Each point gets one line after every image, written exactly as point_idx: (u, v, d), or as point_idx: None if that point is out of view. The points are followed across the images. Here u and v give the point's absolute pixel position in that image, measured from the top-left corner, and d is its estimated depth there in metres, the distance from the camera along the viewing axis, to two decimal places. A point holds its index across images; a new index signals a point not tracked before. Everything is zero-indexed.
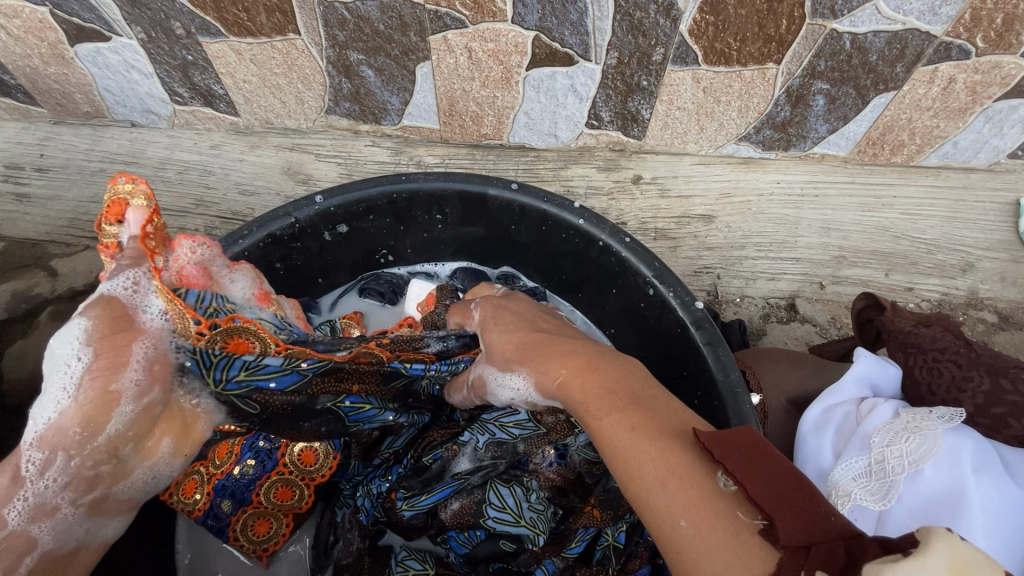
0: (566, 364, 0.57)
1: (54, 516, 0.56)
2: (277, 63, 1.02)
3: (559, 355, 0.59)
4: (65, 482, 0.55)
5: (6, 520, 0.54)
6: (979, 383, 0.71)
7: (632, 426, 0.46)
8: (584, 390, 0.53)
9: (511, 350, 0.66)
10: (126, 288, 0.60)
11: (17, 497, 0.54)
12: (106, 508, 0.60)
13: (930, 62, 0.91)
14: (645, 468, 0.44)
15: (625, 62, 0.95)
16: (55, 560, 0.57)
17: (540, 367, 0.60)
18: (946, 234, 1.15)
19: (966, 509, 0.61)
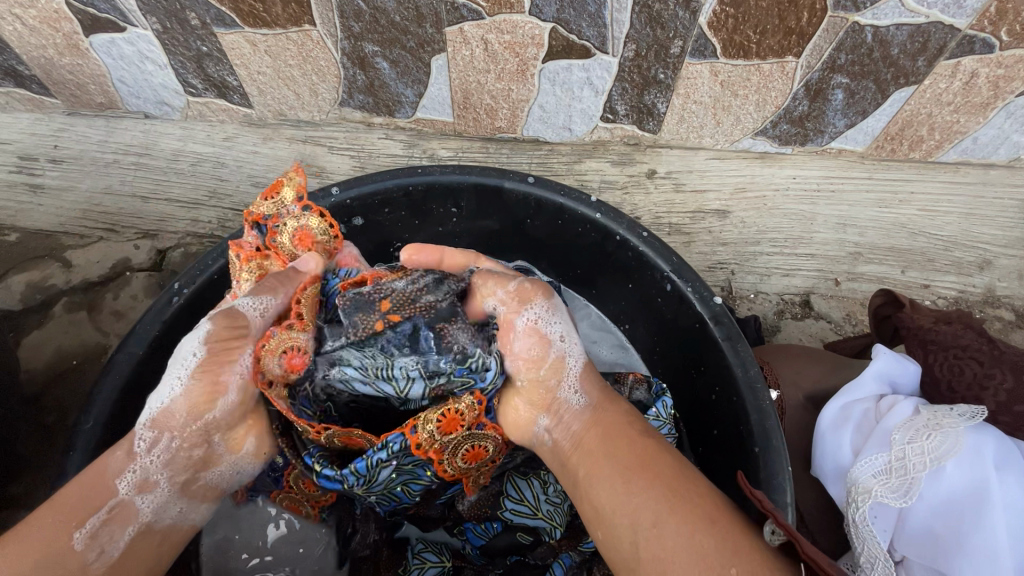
0: (608, 396, 0.68)
1: (155, 489, 0.64)
2: (292, 55, 1.02)
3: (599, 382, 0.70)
4: (167, 460, 0.64)
5: (116, 489, 0.62)
6: (1002, 380, 0.71)
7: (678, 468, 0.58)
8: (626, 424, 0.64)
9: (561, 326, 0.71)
10: (256, 310, 0.68)
11: (128, 469, 0.62)
12: (198, 496, 0.68)
13: (952, 56, 0.90)
14: (679, 506, 0.54)
15: (642, 55, 0.94)
16: (148, 537, 0.64)
17: (586, 379, 0.69)
18: (963, 231, 1.14)
19: (989, 507, 0.62)
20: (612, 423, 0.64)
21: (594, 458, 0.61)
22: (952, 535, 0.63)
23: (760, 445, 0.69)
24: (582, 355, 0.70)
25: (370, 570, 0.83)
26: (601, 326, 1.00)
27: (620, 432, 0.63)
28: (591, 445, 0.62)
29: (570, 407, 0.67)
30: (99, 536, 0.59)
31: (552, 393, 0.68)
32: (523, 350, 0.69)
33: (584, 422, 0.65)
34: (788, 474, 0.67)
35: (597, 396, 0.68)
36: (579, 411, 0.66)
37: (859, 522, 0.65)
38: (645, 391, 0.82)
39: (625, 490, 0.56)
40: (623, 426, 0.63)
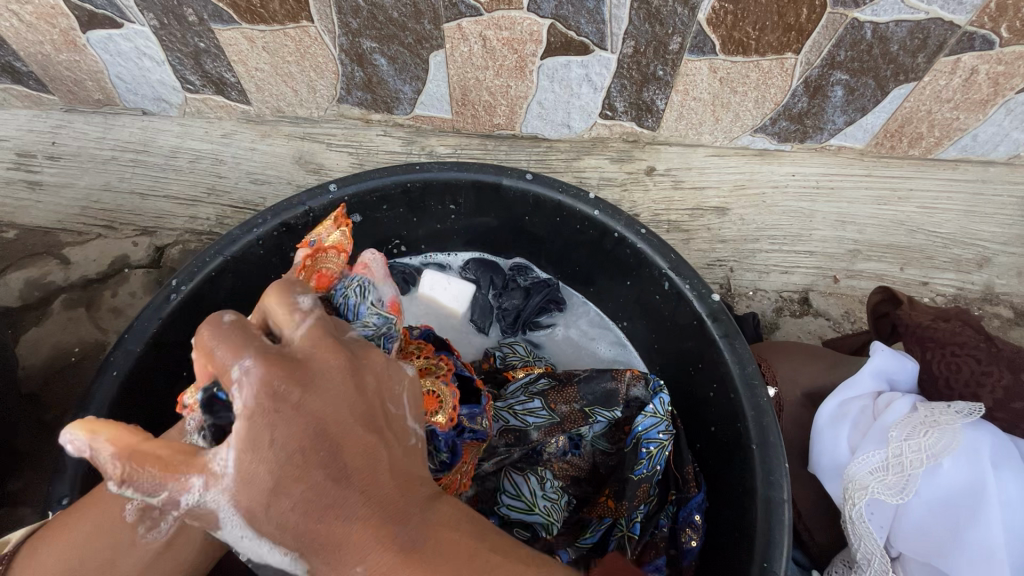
0: (330, 505, 0.40)
1: None
2: (290, 51, 1.01)
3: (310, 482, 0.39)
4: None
5: None
6: (999, 377, 0.71)
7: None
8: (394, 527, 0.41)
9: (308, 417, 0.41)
10: None
11: None
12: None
13: (952, 53, 0.89)
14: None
15: (641, 51, 0.94)
16: (196, 532, 0.57)
17: (352, 493, 0.40)
18: (962, 228, 1.14)
19: (987, 505, 0.62)
20: (433, 552, 0.40)
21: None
22: (950, 533, 0.63)
23: (758, 443, 0.69)
24: (327, 450, 0.40)
25: None
26: (600, 324, 1.01)
27: (436, 574, 0.39)
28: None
29: (342, 543, 0.40)
30: (151, 513, 0.55)
31: (324, 521, 0.40)
32: (261, 457, 0.40)
33: (385, 561, 0.39)
34: (785, 471, 0.67)
35: (351, 530, 0.40)
36: (374, 543, 0.40)
37: (855, 518, 0.66)
38: (643, 388, 0.82)
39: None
40: (437, 562, 0.40)
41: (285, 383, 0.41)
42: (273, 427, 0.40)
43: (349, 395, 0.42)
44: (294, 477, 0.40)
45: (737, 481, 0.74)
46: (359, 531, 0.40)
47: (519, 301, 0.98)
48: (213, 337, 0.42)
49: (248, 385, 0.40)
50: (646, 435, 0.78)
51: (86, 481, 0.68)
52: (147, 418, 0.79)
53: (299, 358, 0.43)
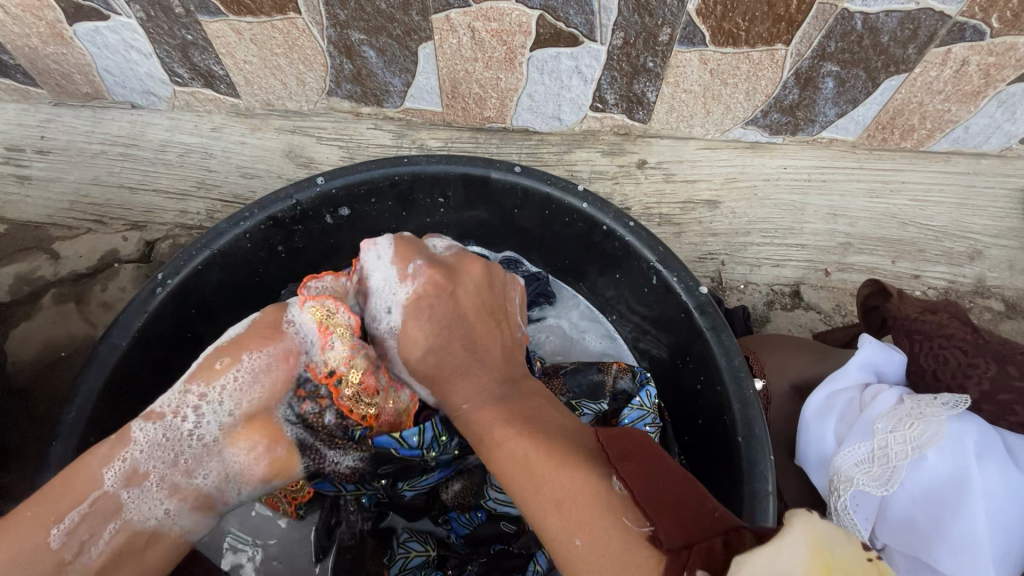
0: (449, 363, 0.67)
1: (143, 483, 0.59)
2: (278, 43, 1.01)
3: (451, 337, 0.68)
4: (164, 451, 0.61)
5: (101, 481, 0.57)
6: (985, 369, 0.71)
7: (526, 449, 0.54)
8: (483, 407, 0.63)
9: (440, 310, 0.69)
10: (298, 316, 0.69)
11: (117, 459, 0.59)
12: (190, 500, 0.62)
13: (943, 43, 0.89)
14: (573, 475, 0.49)
15: (631, 42, 0.93)
16: (133, 540, 0.59)
17: (467, 358, 0.67)
18: (955, 221, 1.13)
19: (970, 497, 0.62)
20: (523, 402, 0.63)
21: (491, 434, 0.59)
22: (932, 525, 0.63)
23: (743, 435, 0.69)
24: (461, 324, 0.69)
25: (352, 561, 0.82)
26: (590, 317, 1.01)
27: (522, 413, 0.60)
28: (490, 424, 0.60)
29: (462, 385, 0.66)
30: (77, 534, 0.55)
31: (456, 368, 0.67)
32: (422, 326, 0.68)
33: (486, 401, 0.63)
34: (770, 463, 0.67)
35: (461, 391, 0.66)
36: (479, 385, 0.66)
37: (840, 509, 0.66)
38: (630, 380, 0.83)
39: (509, 450, 0.56)
40: (521, 406, 0.61)
41: (451, 287, 0.70)
42: (427, 313, 0.68)
43: (479, 291, 0.71)
44: (439, 342, 0.68)
45: (723, 474, 0.74)
46: (473, 375, 0.66)
47: None
48: (401, 245, 0.73)
49: (415, 288, 0.69)
50: (633, 428, 0.77)
51: None
52: (134, 412, 0.80)
53: (453, 272, 0.72)
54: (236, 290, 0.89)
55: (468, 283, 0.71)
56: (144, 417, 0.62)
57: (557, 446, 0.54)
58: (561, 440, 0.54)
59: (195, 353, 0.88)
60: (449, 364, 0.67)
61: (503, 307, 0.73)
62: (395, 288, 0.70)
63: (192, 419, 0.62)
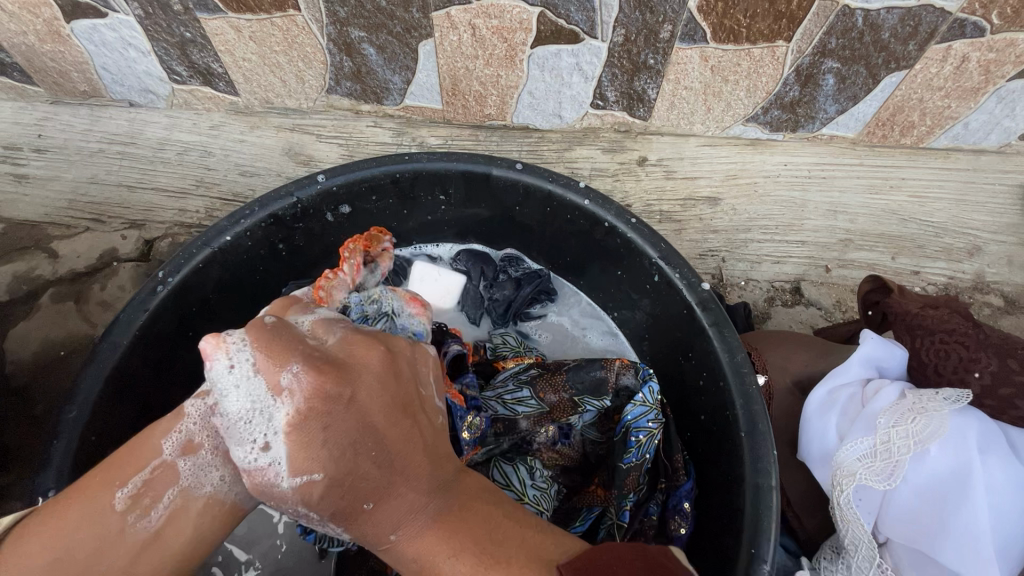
0: (351, 489, 0.51)
1: (197, 454, 0.56)
2: (277, 41, 1.00)
3: (350, 452, 0.51)
4: (217, 422, 0.57)
5: (161, 449, 0.56)
6: (987, 363, 0.71)
7: None
8: (420, 544, 0.52)
9: (366, 406, 0.52)
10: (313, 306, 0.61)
11: (174, 430, 0.56)
12: (245, 468, 0.57)
13: (943, 40, 0.89)
14: None
15: (631, 39, 0.93)
16: (191, 506, 0.55)
17: (376, 467, 0.52)
18: (954, 217, 1.14)
19: (971, 490, 0.62)
20: (467, 520, 0.54)
21: (437, 571, 0.52)
22: (933, 518, 0.64)
23: (746, 430, 0.69)
24: (369, 437, 0.52)
25: (359, 556, 0.84)
26: (592, 313, 1.01)
27: (465, 539, 0.52)
28: (432, 556, 0.52)
29: (388, 526, 0.53)
30: (140, 499, 0.54)
31: (370, 498, 0.52)
32: (311, 449, 0.50)
33: (420, 523, 0.53)
34: (773, 459, 0.67)
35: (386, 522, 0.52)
36: (411, 505, 0.53)
37: (843, 504, 0.66)
38: (633, 376, 0.82)
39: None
40: (455, 526, 0.53)
41: (367, 377, 0.53)
42: (322, 429, 0.50)
43: (385, 385, 0.54)
44: (342, 468, 0.51)
45: (725, 469, 0.74)
46: (398, 495, 0.53)
47: (510, 292, 0.98)
48: (261, 344, 0.52)
49: (293, 386, 0.51)
50: (635, 424, 0.78)
51: (72, 475, 0.68)
52: (136, 411, 0.79)
53: (341, 367, 0.53)
54: (237, 288, 0.89)
55: (377, 379, 0.54)
56: (199, 392, 0.58)
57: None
58: (525, 569, 0.50)
59: (195, 351, 0.88)
60: (363, 488, 0.52)
61: (414, 398, 0.56)
62: (267, 408, 0.51)
63: (235, 396, 0.56)
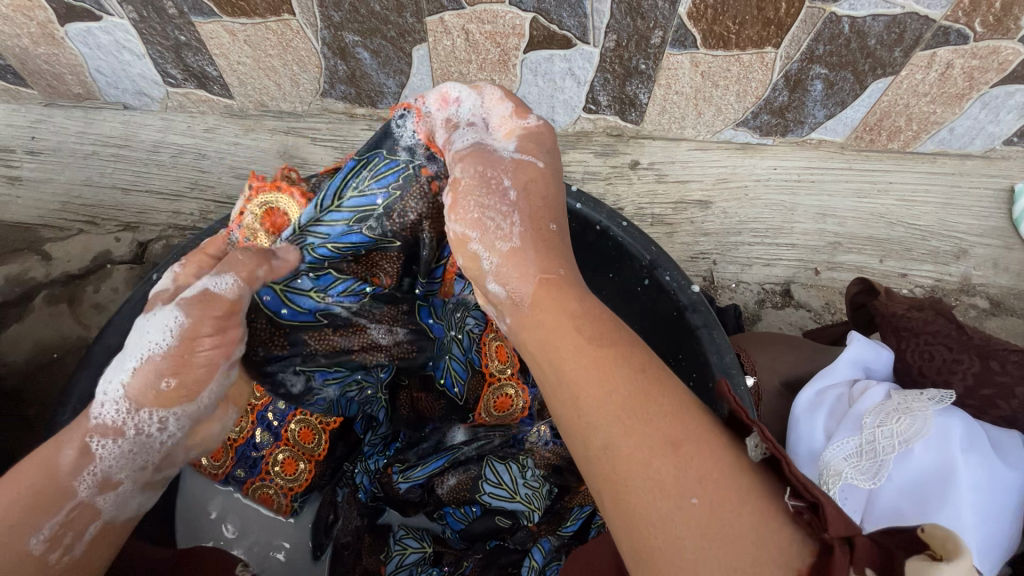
0: (526, 238, 0.50)
1: (119, 487, 0.50)
2: (271, 44, 1.01)
3: (531, 186, 0.53)
4: (129, 457, 0.50)
5: (74, 491, 0.47)
6: (969, 364, 0.72)
7: (626, 375, 0.41)
8: (548, 314, 0.46)
9: (553, 160, 0.57)
10: (228, 285, 0.52)
11: (86, 471, 0.48)
12: (154, 486, 0.55)
13: (927, 47, 0.91)
14: (690, 424, 0.40)
15: (623, 45, 0.95)
16: (111, 534, 0.51)
17: (560, 212, 0.54)
18: (940, 221, 1.16)
19: (953, 489, 0.63)
20: (600, 309, 0.46)
21: (552, 330, 0.45)
22: (917, 517, 0.64)
23: None
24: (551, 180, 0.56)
25: (350, 557, 0.84)
26: None
27: (589, 316, 0.45)
28: (564, 331, 0.44)
29: (518, 252, 0.49)
30: (61, 540, 0.46)
31: (551, 222, 0.52)
32: (532, 159, 0.55)
33: (557, 291, 0.47)
34: None
35: (523, 266, 0.49)
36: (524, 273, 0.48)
37: None
38: None
39: (600, 375, 0.41)
40: (598, 305, 0.46)
41: (559, 151, 0.58)
42: (544, 152, 0.56)
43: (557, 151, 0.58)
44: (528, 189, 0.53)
45: None
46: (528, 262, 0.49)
47: None
48: (512, 98, 0.59)
49: (530, 124, 0.58)
50: None
51: None
52: None
53: (556, 142, 0.59)
54: None
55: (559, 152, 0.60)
56: (98, 427, 0.49)
57: (668, 391, 0.41)
58: (670, 384, 0.42)
59: None
60: (533, 235, 0.51)
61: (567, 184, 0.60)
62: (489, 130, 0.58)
63: (158, 432, 0.51)
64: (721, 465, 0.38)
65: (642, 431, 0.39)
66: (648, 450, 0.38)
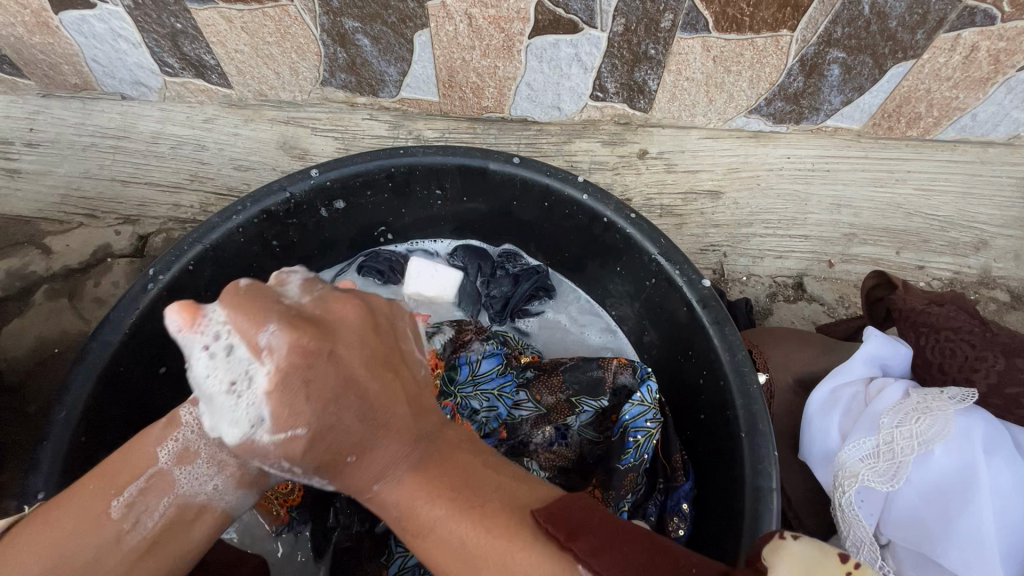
0: (330, 412, 0.51)
1: (194, 461, 0.61)
2: (269, 32, 0.98)
3: (310, 388, 0.50)
4: (205, 428, 0.62)
5: (156, 458, 0.60)
6: (993, 362, 0.69)
7: (463, 535, 0.47)
8: (407, 507, 0.50)
9: (338, 364, 0.51)
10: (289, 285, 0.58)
11: (170, 438, 0.61)
12: (236, 476, 0.62)
13: (952, 28, 0.87)
14: (529, 559, 0.45)
15: (631, 29, 0.91)
16: (187, 512, 0.60)
17: (377, 414, 0.52)
18: (960, 210, 1.12)
19: (976, 491, 0.61)
20: (445, 464, 0.52)
21: (417, 516, 0.49)
22: (938, 523, 0.62)
23: (746, 431, 0.68)
24: (353, 390, 0.51)
25: (350, 562, 0.83)
26: (590, 310, 1.01)
27: (448, 482, 0.50)
28: (410, 502, 0.50)
29: (370, 459, 0.52)
30: (135, 505, 0.57)
31: (352, 451, 0.52)
32: (294, 406, 0.50)
33: (399, 472, 0.51)
34: (773, 459, 0.66)
35: (387, 476, 0.52)
36: (393, 455, 0.52)
37: (845, 506, 0.65)
38: (631, 375, 0.83)
39: (450, 535, 0.47)
40: (442, 470, 0.51)
41: (391, 316, 0.58)
42: (315, 354, 0.50)
43: (362, 339, 0.53)
44: (323, 422, 0.51)
45: (725, 468, 0.74)
46: (379, 447, 0.52)
47: (508, 288, 0.97)
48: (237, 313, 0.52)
49: (275, 343, 0.50)
50: (633, 424, 0.79)
51: (64, 474, 0.67)
52: (127, 410, 0.78)
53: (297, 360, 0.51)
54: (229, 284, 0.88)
55: (360, 313, 0.54)
56: (192, 399, 0.63)
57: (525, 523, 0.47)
58: (507, 521, 0.47)
59: (191, 350, 0.87)
60: (341, 441, 0.51)
61: (396, 340, 0.57)
62: (247, 363, 0.51)
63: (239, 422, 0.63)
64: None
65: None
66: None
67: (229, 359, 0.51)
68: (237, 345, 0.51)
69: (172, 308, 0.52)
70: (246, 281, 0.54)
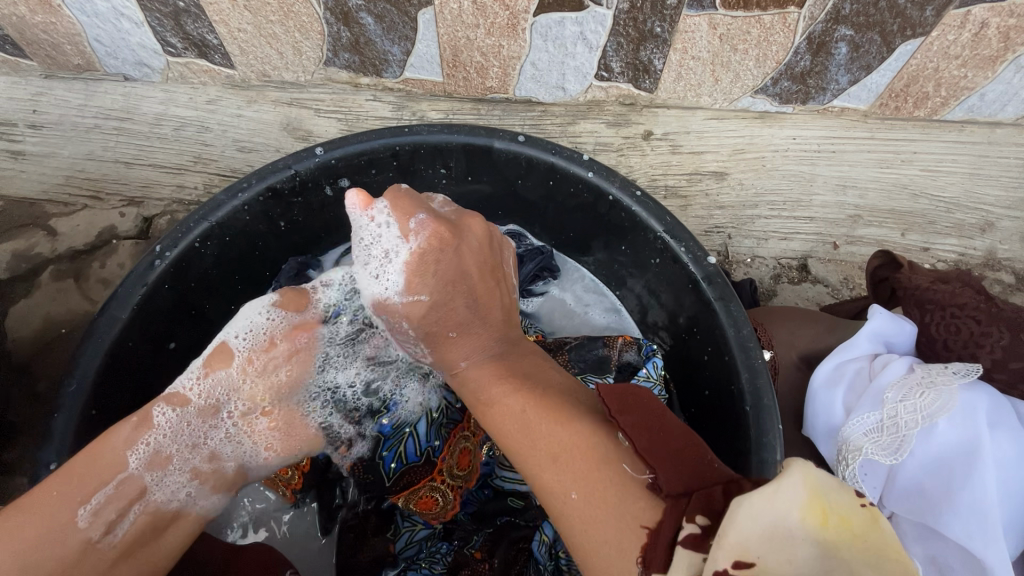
0: (436, 299, 0.72)
1: (164, 466, 0.67)
2: (272, 10, 0.97)
3: (431, 275, 0.71)
4: (176, 434, 0.68)
5: (127, 463, 0.64)
6: (998, 338, 0.69)
7: (527, 407, 0.59)
8: (500, 413, 0.61)
9: (464, 263, 0.72)
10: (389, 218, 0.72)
11: (140, 443, 0.65)
12: (209, 482, 0.71)
13: (962, 4, 0.86)
14: (579, 434, 0.54)
15: (638, 6, 0.90)
16: (156, 519, 0.65)
17: (467, 315, 0.71)
18: (966, 192, 1.11)
19: (980, 462, 0.61)
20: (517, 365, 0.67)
21: (488, 394, 0.64)
22: (942, 495, 0.62)
23: (751, 404, 0.69)
24: (465, 284, 0.72)
25: (355, 538, 0.85)
26: (595, 290, 1.01)
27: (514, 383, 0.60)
28: (484, 380, 0.66)
29: (456, 340, 0.71)
30: (102, 513, 0.60)
31: (454, 329, 0.72)
32: (423, 277, 0.71)
33: (481, 358, 0.70)
34: (777, 433, 0.66)
35: (470, 360, 0.70)
36: (480, 342, 0.71)
37: (849, 478, 0.66)
38: (635, 352, 0.84)
39: (515, 420, 0.59)
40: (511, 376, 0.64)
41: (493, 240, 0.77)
42: (431, 273, 0.71)
43: (482, 248, 0.74)
44: (438, 298, 0.72)
45: (728, 445, 0.74)
46: (474, 333, 0.71)
47: None
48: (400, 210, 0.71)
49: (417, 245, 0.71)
50: None
51: (74, 449, 0.68)
52: (134, 389, 0.79)
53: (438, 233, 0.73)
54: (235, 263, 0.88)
55: (477, 239, 0.74)
56: (164, 400, 0.69)
57: (580, 421, 0.55)
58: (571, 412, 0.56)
59: (199, 328, 0.88)
60: (448, 321, 0.72)
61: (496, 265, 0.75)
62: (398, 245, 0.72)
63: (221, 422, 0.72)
64: (613, 478, 0.49)
65: (542, 446, 0.55)
66: (552, 452, 0.53)
67: (386, 232, 0.72)
68: (394, 235, 0.72)
69: (353, 190, 0.70)
70: (404, 186, 0.75)
